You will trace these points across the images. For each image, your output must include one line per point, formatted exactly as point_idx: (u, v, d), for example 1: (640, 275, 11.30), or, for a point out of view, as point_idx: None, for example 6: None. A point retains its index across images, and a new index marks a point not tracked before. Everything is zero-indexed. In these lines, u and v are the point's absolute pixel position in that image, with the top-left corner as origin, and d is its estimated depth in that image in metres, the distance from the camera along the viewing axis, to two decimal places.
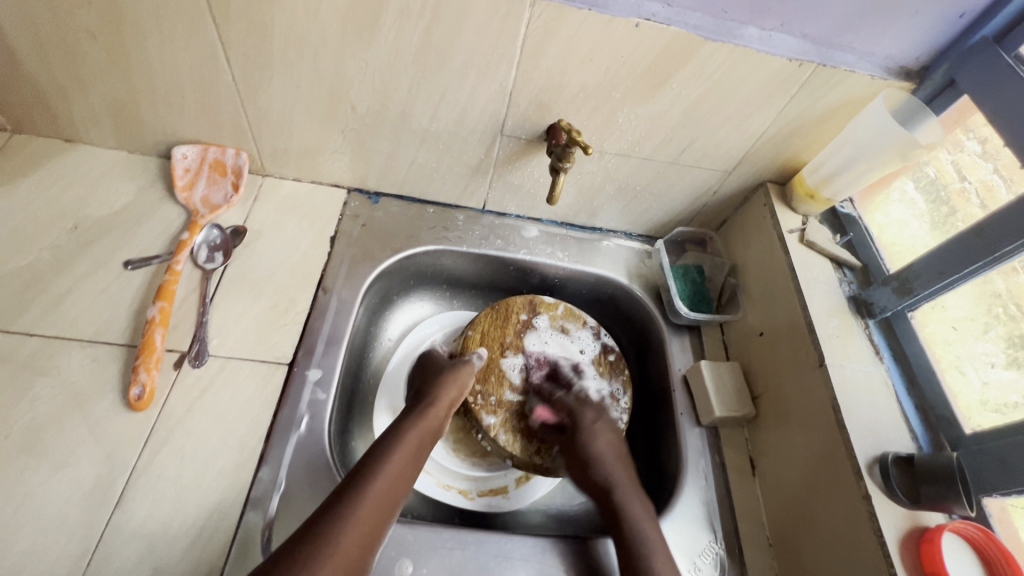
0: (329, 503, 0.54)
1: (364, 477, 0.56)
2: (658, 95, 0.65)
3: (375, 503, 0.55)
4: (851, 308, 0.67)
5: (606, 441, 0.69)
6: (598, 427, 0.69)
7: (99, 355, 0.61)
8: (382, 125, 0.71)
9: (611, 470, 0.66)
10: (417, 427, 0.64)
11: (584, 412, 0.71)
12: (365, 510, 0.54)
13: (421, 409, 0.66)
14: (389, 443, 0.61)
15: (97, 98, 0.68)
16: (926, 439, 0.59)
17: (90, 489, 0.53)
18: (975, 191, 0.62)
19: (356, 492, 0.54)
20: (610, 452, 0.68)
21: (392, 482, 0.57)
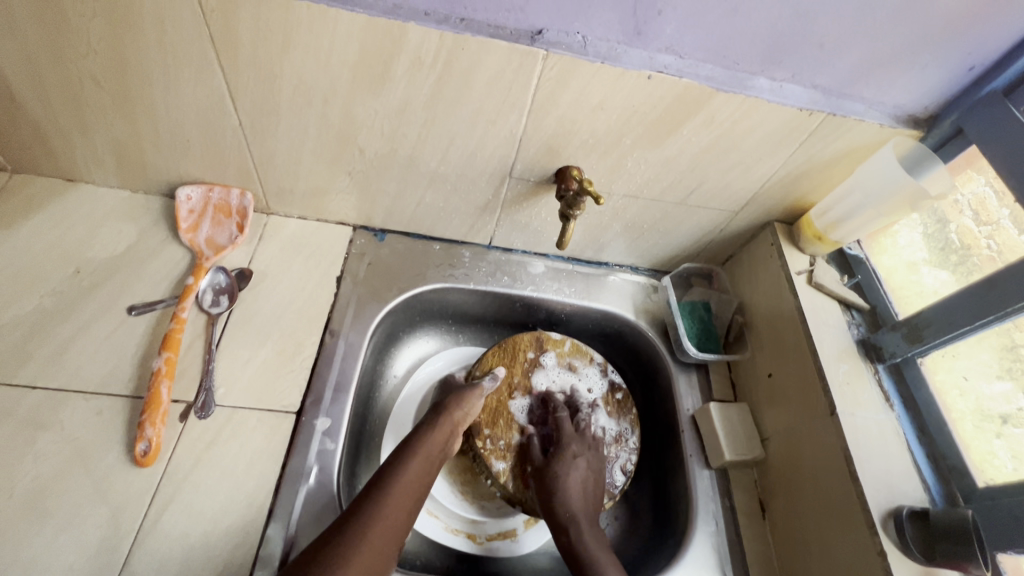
0: (336, 529, 0.51)
1: (377, 498, 0.54)
2: (667, 141, 0.65)
3: (387, 523, 0.53)
4: (861, 352, 0.68)
5: (580, 476, 0.68)
6: (575, 462, 0.69)
7: (103, 408, 0.59)
8: (389, 168, 0.70)
9: (575, 507, 0.65)
10: (428, 446, 0.62)
11: (565, 444, 0.70)
12: (376, 531, 0.52)
13: (431, 426, 0.64)
14: (398, 462, 0.59)
15: (101, 141, 0.67)
16: (937, 490, 0.59)
17: (95, 551, 0.52)
18: (967, 204, 0.64)
19: (369, 513, 0.53)
20: (581, 487, 0.67)
21: (403, 503, 0.56)
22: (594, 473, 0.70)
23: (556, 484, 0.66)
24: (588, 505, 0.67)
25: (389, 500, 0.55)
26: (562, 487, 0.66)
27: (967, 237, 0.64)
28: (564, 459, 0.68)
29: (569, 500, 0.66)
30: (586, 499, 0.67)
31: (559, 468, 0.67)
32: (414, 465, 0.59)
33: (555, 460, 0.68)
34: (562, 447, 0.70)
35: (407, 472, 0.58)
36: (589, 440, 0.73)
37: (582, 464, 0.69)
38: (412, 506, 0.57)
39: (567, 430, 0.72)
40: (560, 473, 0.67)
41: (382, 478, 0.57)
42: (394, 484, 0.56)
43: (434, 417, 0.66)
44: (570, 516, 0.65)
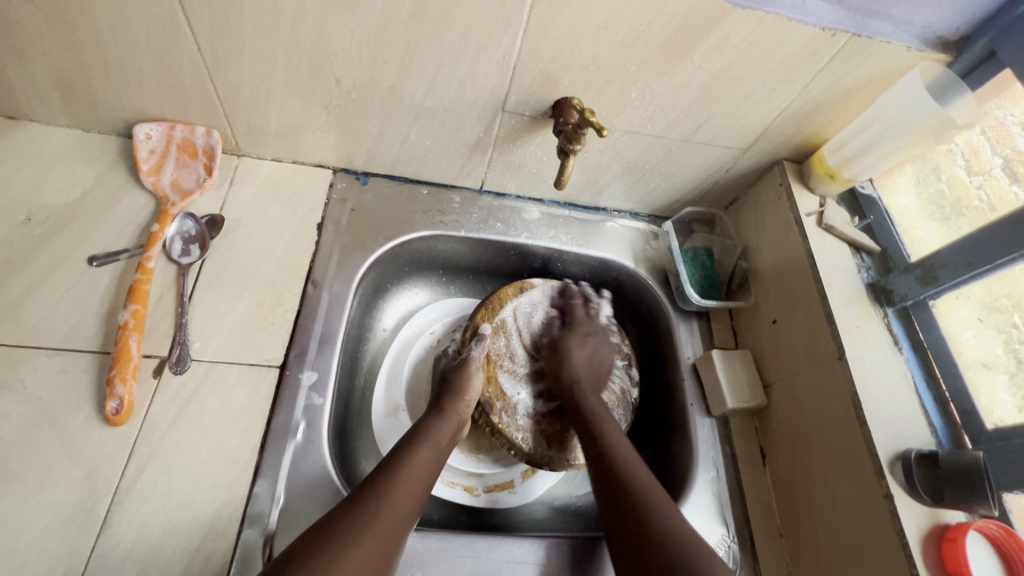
0: (332, 521, 0.49)
1: (386, 481, 0.54)
2: (676, 67, 0.59)
3: (397, 504, 0.52)
4: (870, 296, 0.65)
5: (590, 350, 0.73)
6: (590, 343, 0.74)
7: (68, 364, 0.55)
8: (370, 101, 0.64)
9: (581, 375, 0.70)
10: (439, 432, 0.61)
11: (577, 327, 0.75)
12: (386, 511, 0.51)
13: (440, 412, 0.63)
14: (407, 446, 0.59)
15: (41, 71, 0.59)
16: (945, 433, 0.58)
17: (70, 513, 0.49)
18: (960, 152, 0.67)
19: (377, 494, 0.52)
20: (587, 364, 0.72)
21: (412, 486, 0.55)
22: (603, 355, 0.74)
23: (563, 353, 0.72)
24: (594, 381, 0.71)
25: (399, 480, 0.54)
26: (569, 359, 0.71)
27: (958, 187, 0.67)
28: (574, 337, 0.74)
29: (575, 369, 0.70)
30: (593, 374, 0.71)
31: (571, 341, 0.73)
32: (423, 449, 0.59)
33: (568, 333, 0.74)
34: (574, 324, 0.76)
35: (417, 455, 0.58)
36: (600, 327, 0.77)
37: (595, 344, 0.74)
38: (422, 492, 0.56)
39: (577, 313, 0.77)
40: (572, 346, 0.72)
41: (391, 461, 0.56)
42: (402, 468, 0.56)
43: (442, 400, 0.64)
44: (575, 386, 0.69)
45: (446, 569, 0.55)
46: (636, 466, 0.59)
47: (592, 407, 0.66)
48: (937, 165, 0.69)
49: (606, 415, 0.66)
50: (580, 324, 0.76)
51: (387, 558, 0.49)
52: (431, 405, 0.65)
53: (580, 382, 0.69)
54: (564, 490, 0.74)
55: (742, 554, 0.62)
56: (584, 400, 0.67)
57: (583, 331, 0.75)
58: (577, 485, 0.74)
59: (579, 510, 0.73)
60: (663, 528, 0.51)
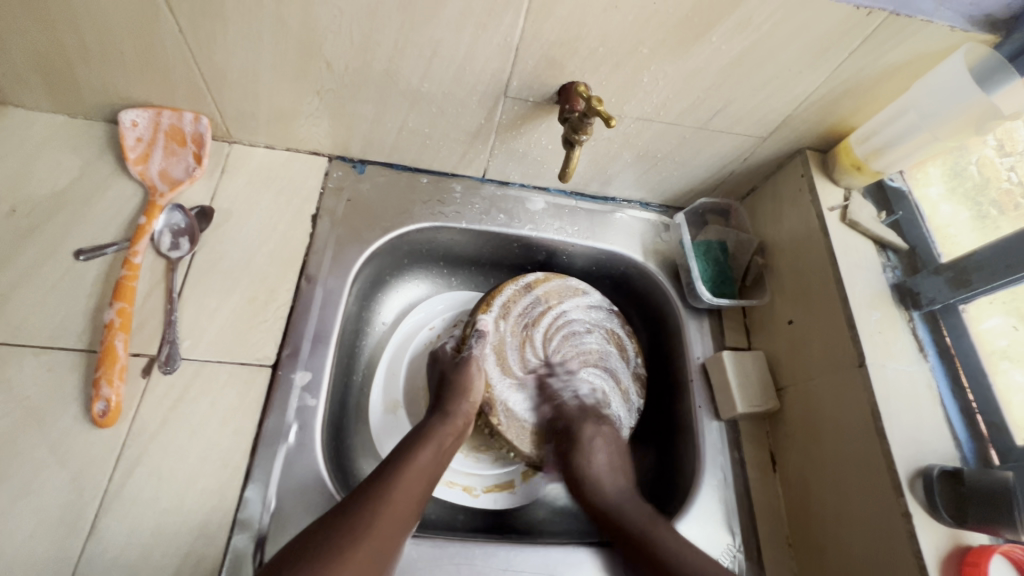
0: (327, 524, 0.47)
1: (385, 483, 0.52)
2: (693, 49, 0.54)
3: (397, 508, 0.51)
4: (895, 298, 0.61)
5: (606, 456, 0.65)
6: (592, 436, 0.66)
7: (54, 363, 0.54)
8: (364, 86, 0.60)
9: (607, 490, 0.63)
10: (442, 434, 0.60)
11: (577, 426, 0.67)
12: (384, 516, 0.49)
13: (445, 415, 0.61)
14: (408, 447, 0.57)
15: (20, 55, 0.56)
16: (970, 447, 0.54)
17: (58, 517, 0.48)
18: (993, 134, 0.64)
19: (377, 496, 0.50)
20: (607, 470, 0.64)
21: (412, 490, 0.53)
22: (618, 446, 0.67)
23: (579, 460, 0.65)
24: (621, 484, 0.64)
25: (399, 481, 0.53)
26: (586, 474, 0.64)
27: (988, 170, 0.62)
28: (581, 443, 0.65)
29: (599, 482, 0.63)
30: (617, 479, 0.64)
31: (579, 454, 0.65)
32: (425, 451, 0.57)
33: (575, 439, 0.66)
34: (575, 431, 0.66)
35: (418, 457, 0.56)
36: (595, 413, 0.69)
37: (597, 435, 0.67)
38: (422, 495, 0.54)
39: (572, 411, 0.68)
40: (586, 454, 0.65)
41: (393, 462, 0.55)
42: (404, 470, 0.54)
43: (446, 402, 0.62)
44: (612, 508, 0.61)
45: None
46: (689, 553, 0.53)
47: (600, 478, 0.64)
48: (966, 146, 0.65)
49: (649, 518, 0.58)
50: (584, 428, 0.67)
51: (384, 565, 0.48)
52: (433, 406, 0.63)
53: (620, 507, 0.61)
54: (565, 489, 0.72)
55: (747, 564, 0.60)
56: (591, 466, 0.64)
57: (587, 428, 0.67)
58: None
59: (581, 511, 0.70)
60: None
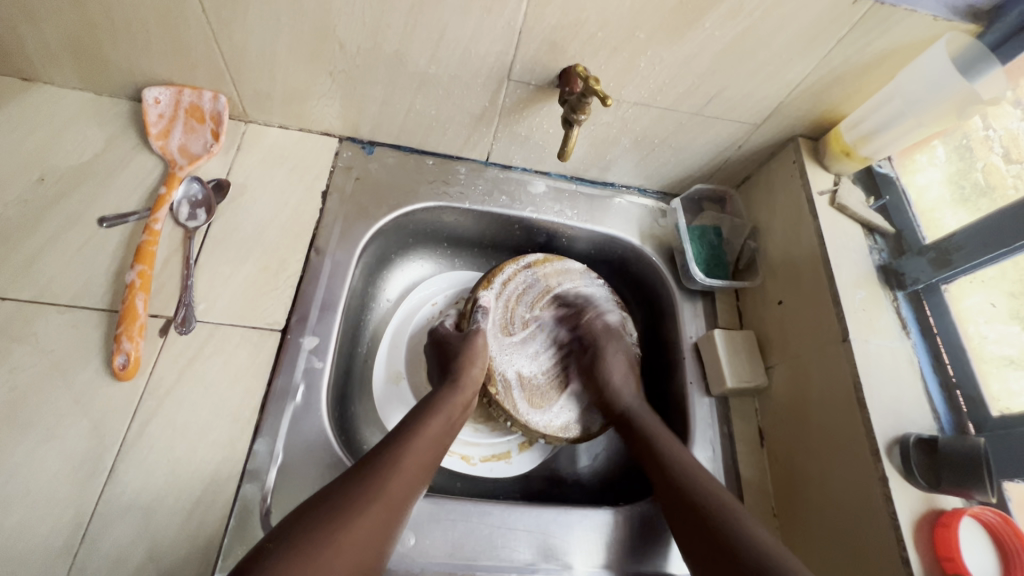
0: (342, 485, 0.50)
1: (397, 448, 0.54)
2: (688, 35, 0.57)
3: (408, 471, 0.53)
4: (881, 279, 0.63)
5: (625, 364, 0.72)
6: (611, 353, 0.72)
7: (78, 321, 0.57)
8: (374, 68, 0.63)
9: (625, 397, 0.69)
10: (451, 404, 0.62)
11: (599, 339, 0.74)
12: (396, 479, 0.52)
13: (454, 385, 0.64)
14: (418, 416, 0.59)
15: (52, 33, 0.59)
16: (948, 418, 0.57)
17: (79, 462, 0.51)
18: (998, 139, 0.62)
19: (388, 461, 0.53)
20: (623, 374, 0.71)
21: (422, 455, 0.55)
22: (634, 363, 0.73)
23: (598, 372, 0.71)
24: (634, 391, 0.70)
25: (410, 447, 0.55)
26: (607, 382, 0.70)
27: (993, 177, 0.61)
28: (605, 356, 0.72)
29: (618, 392, 0.69)
30: (632, 386, 0.70)
31: (601, 362, 0.71)
32: (435, 420, 0.59)
33: (597, 352, 0.72)
34: (598, 343, 0.73)
35: (429, 426, 0.58)
36: (616, 333, 0.75)
37: (615, 351, 0.73)
38: (432, 461, 0.57)
39: (596, 327, 0.75)
40: (605, 366, 0.71)
41: (403, 429, 0.57)
42: (415, 437, 0.56)
43: (455, 373, 0.65)
44: (628, 410, 0.67)
45: (437, 531, 0.57)
46: (684, 460, 0.59)
47: (620, 391, 0.69)
48: (973, 154, 0.64)
49: (661, 430, 0.64)
50: (606, 341, 0.73)
51: (396, 524, 0.50)
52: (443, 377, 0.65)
53: (635, 412, 0.67)
54: (560, 462, 0.75)
55: None
56: (621, 403, 0.68)
57: (609, 343, 0.73)
58: (575, 458, 0.75)
59: (574, 483, 0.73)
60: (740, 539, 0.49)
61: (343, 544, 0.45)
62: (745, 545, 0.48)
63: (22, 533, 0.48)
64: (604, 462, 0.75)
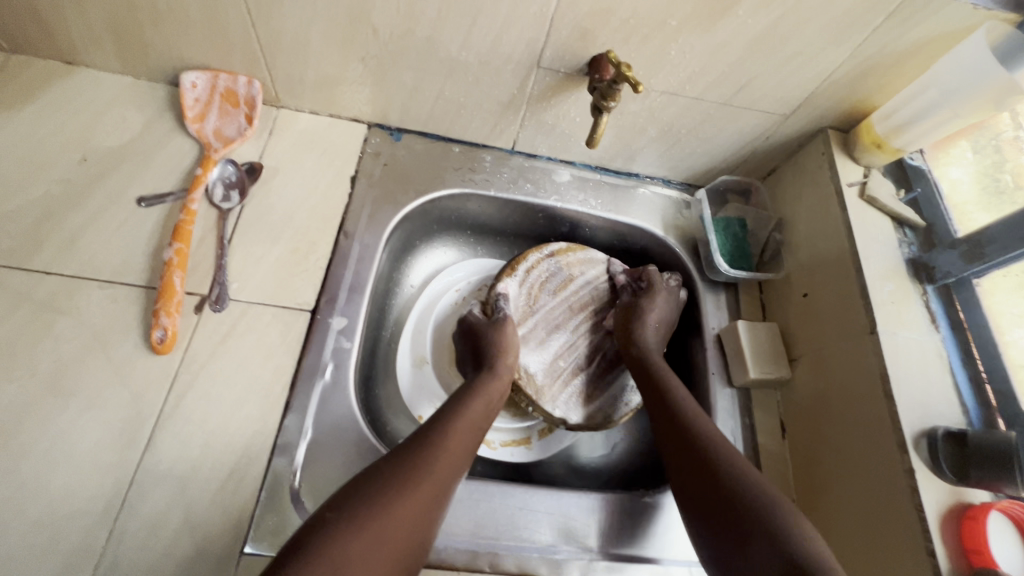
0: (386, 465, 0.51)
1: (440, 431, 0.55)
2: (720, 22, 0.57)
3: (451, 453, 0.54)
4: (910, 272, 0.63)
5: (665, 310, 0.71)
6: (658, 304, 0.71)
7: (118, 296, 0.59)
8: (406, 54, 0.64)
9: (650, 342, 0.69)
10: (491, 388, 0.62)
11: (653, 287, 0.73)
12: (440, 460, 0.52)
13: (492, 371, 0.64)
14: (459, 400, 0.60)
15: (97, 17, 0.61)
16: (977, 414, 0.56)
17: (119, 430, 0.53)
18: None
19: (431, 442, 0.54)
20: (657, 325, 0.70)
21: (464, 438, 0.56)
22: (671, 318, 0.72)
23: (637, 314, 0.71)
24: (662, 344, 0.70)
25: (454, 430, 0.56)
26: (639, 325, 0.70)
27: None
28: (637, 308, 0.71)
29: (646, 335, 0.69)
30: (660, 335, 0.69)
31: (638, 307, 0.71)
32: (476, 404, 0.60)
33: (644, 298, 0.72)
34: (652, 288, 0.73)
35: (470, 410, 0.59)
36: (664, 292, 0.73)
37: (663, 304, 0.72)
38: (473, 443, 0.57)
39: (628, 291, 0.74)
40: (646, 310, 0.71)
41: (445, 414, 0.58)
42: (458, 420, 0.57)
43: (492, 359, 0.65)
44: (649, 358, 0.67)
45: (461, 509, 0.58)
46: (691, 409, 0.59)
47: (648, 347, 0.68)
48: (1004, 153, 0.66)
49: (676, 381, 0.63)
50: (641, 301, 0.72)
51: (441, 505, 0.51)
52: (479, 363, 0.65)
53: (655, 365, 0.66)
54: (579, 449, 0.75)
55: None
56: (641, 346, 0.68)
57: (661, 291, 0.72)
58: (593, 446, 0.76)
59: (593, 469, 0.74)
60: (750, 495, 0.49)
61: (392, 521, 0.46)
62: (750, 492, 0.49)
63: (65, 496, 0.50)
64: (622, 451, 0.76)
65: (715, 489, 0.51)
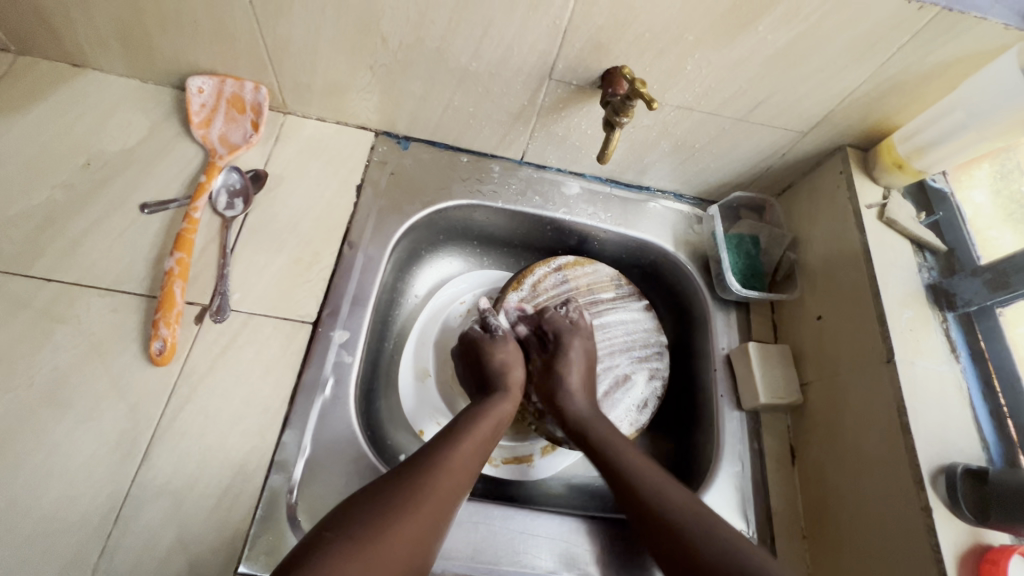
0: (388, 483, 0.50)
1: (445, 449, 0.54)
2: (739, 38, 0.55)
3: (455, 472, 0.52)
4: (930, 298, 0.61)
5: (580, 366, 0.67)
6: (576, 351, 0.68)
7: (118, 305, 0.58)
8: (416, 63, 0.63)
9: (579, 403, 0.65)
10: (500, 408, 0.61)
11: (563, 338, 0.69)
12: (443, 480, 0.51)
13: (503, 390, 0.63)
14: (466, 419, 0.59)
15: (104, 21, 0.60)
16: (998, 450, 0.54)
17: (115, 443, 0.52)
18: None
19: (435, 460, 0.52)
20: (582, 384, 0.66)
21: (469, 459, 0.54)
22: (591, 360, 0.69)
23: (557, 374, 0.66)
24: (590, 401, 0.66)
25: (459, 449, 0.54)
26: (563, 387, 0.66)
27: None
28: (560, 355, 0.67)
29: (573, 396, 0.65)
30: (587, 398, 0.65)
31: (559, 363, 0.67)
32: (485, 423, 0.59)
33: (556, 355, 0.67)
34: (562, 339, 0.69)
35: (478, 428, 0.58)
36: (586, 329, 0.71)
37: (580, 352, 0.68)
38: (479, 463, 0.56)
39: (560, 322, 0.70)
40: (562, 368, 0.66)
41: (451, 432, 0.57)
42: (463, 438, 0.56)
43: (500, 379, 0.64)
44: (579, 421, 0.63)
45: (460, 532, 0.56)
46: (634, 466, 0.56)
47: (570, 398, 0.65)
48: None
49: (612, 434, 0.61)
50: (569, 338, 0.69)
51: (443, 527, 0.49)
52: (486, 382, 0.64)
53: (587, 428, 0.62)
54: (582, 468, 0.74)
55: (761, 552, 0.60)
56: (568, 402, 0.65)
57: (570, 337, 0.69)
58: (596, 466, 0.74)
59: (595, 490, 0.72)
60: (713, 558, 0.46)
61: (392, 543, 0.45)
62: (698, 535, 0.48)
63: (59, 511, 0.49)
64: None
65: (665, 540, 0.49)
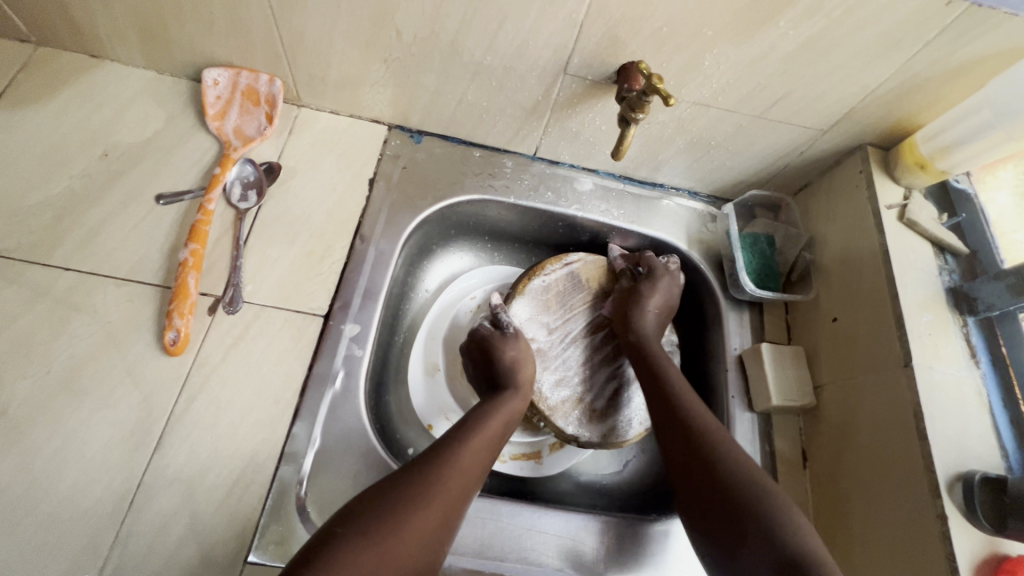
0: (397, 479, 0.50)
1: (455, 445, 0.54)
2: (759, 34, 0.54)
3: (464, 469, 0.52)
4: (950, 302, 0.59)
5: (660, 305, 0.69)
6: (662, 287, 0.69)
7: (133, 295, 0.59)
8: (430, 57, 0.62)
9: (648, 332, 0.68)
10: (510, 405, 0.61)
11: (652, 273, 0.71)
12: (452, 477, 0.51)
13: (513, 386, 0.63)
14: (477, 417, 0.59)
15: (122, 12, 0.61)
16: (1017, 458, 0.53)
17: (129, 431, 0.53)
18: None
19: (445, 457, 0.52)
20: (657, 316, 0.69)
21: (478, 457, 0.54)
22: (673, 301, 0.71)
23: (637, 302, 0.69)
24: (660, 330, 0.69)
25: (469, 445, 0.54)
26: (637, 313, 0.69)
27: None
28: (642, 289, 0.69)
29: (645, 326, 0.68)
30: (659, 325, 0.69)
31: (643, 291, 0.69)
32: (495, 420, 0.59)
33: (644, 286, 0.70)
34: (654, 274, 0.71)
35: (488, 425, 0.58)
36: (672, 271, 0.72)
37: (667, 286, 0.70)
38: (489, 460, 0.56)
39: (654, 263, 0.71)
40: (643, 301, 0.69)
41: (462, 429, 0.57)
42: (473, 435, 0.56)
43: (510, 376, 0.64)
44: (646, 343, 0.67)
45: (468, 527, 0.57)
46: (684, 391, 0.60)
47: (642, 328, 0.68)
48: None
49: (670, 362, 0.65)
50: (658, 278, 0.70)
51: (453, 523, 0.49)
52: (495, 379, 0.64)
53: (651, 350, 0.66)
54: (590, 466, 0.74)
55: None
56: (639, 326, 0.68)
57: (662, 276, 0.70)
58: (603, 464, 0.74)
59: (603, 489, 0.72)
60: (729, 472, 0.51)
61: (400, 539, 0.45)
62: (719, 454, 0.53)
63: (73, 497, 0.50)
64: (634, 471, 0.74)
65: (692, 452, 0.55)
